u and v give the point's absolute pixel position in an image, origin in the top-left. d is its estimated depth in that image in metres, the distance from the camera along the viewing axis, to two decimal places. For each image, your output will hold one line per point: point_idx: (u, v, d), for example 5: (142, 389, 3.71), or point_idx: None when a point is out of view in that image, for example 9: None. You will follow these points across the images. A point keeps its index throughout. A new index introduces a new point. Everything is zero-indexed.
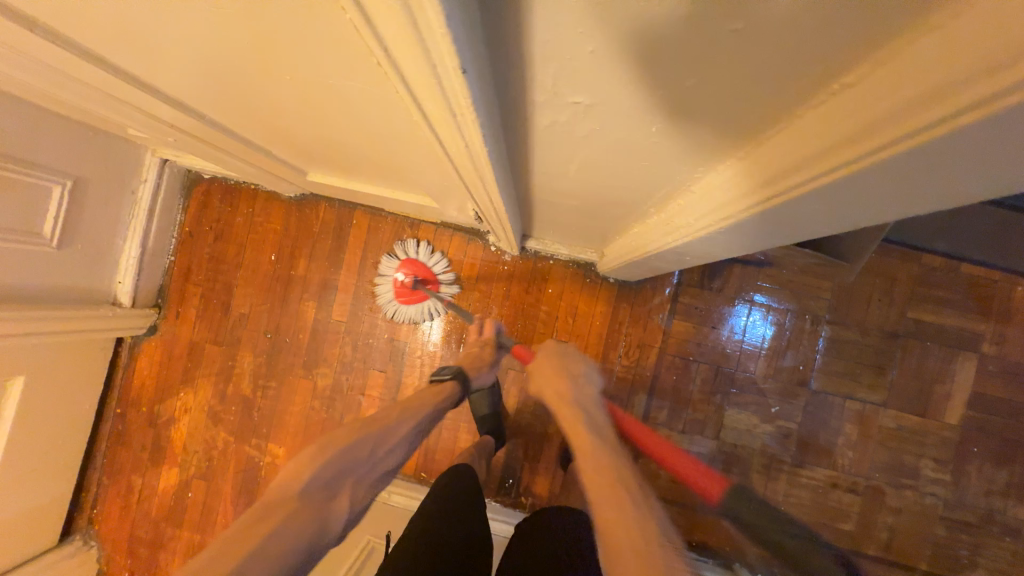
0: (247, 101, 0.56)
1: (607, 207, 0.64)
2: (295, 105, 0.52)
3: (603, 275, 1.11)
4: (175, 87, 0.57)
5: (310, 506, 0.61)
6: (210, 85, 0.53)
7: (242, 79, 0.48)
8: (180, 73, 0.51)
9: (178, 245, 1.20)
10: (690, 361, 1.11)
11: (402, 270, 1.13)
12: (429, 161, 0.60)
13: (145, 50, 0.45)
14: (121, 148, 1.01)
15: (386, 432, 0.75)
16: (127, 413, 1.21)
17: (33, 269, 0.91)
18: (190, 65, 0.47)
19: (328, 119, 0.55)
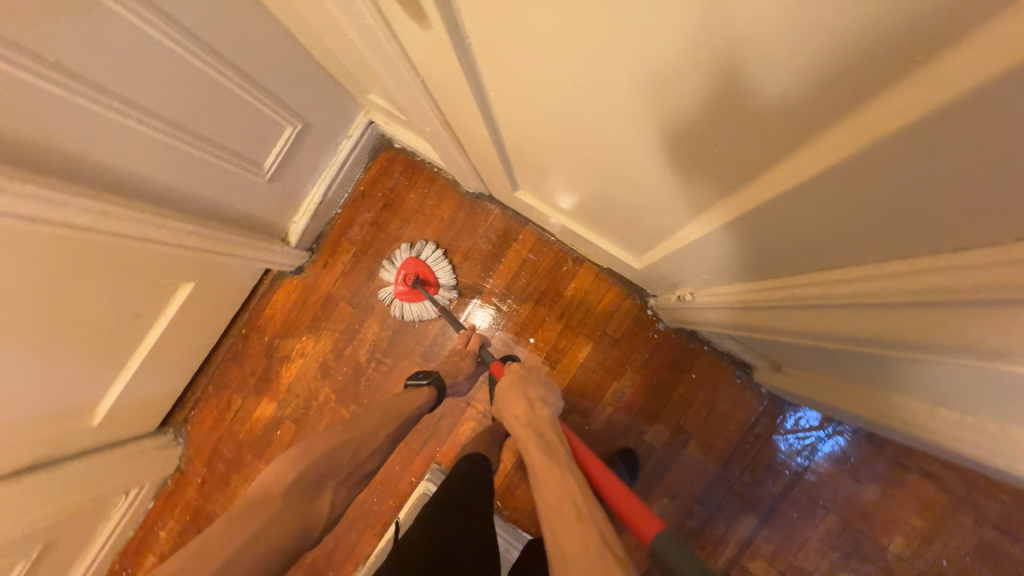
0: (602, 144, 0.52)
1: (848, 364, 0.65)
2: (672, 171, 0.48)
3: (755, 382, 1.03)
4: (523, 101, 0.53)
5: (298, 500, 0.68)
6: (581, 120, 0.49)
7: (660, 135, 0.43)
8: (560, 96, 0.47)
9: (348, 200, 1.23)
10: (819, 505, 1.01)
11: (404, 269, 1.16)
12: (743, 259, 0.56)
13: (590, 74, 0.41)
14: (346, 103, 1.04)
15: (368, 436, 0.80)
16: (250, 337, 1.26)
17: (242, 194, 0.95)
18: (613, 102, 0.43)
19: (692, 192, 0.50)
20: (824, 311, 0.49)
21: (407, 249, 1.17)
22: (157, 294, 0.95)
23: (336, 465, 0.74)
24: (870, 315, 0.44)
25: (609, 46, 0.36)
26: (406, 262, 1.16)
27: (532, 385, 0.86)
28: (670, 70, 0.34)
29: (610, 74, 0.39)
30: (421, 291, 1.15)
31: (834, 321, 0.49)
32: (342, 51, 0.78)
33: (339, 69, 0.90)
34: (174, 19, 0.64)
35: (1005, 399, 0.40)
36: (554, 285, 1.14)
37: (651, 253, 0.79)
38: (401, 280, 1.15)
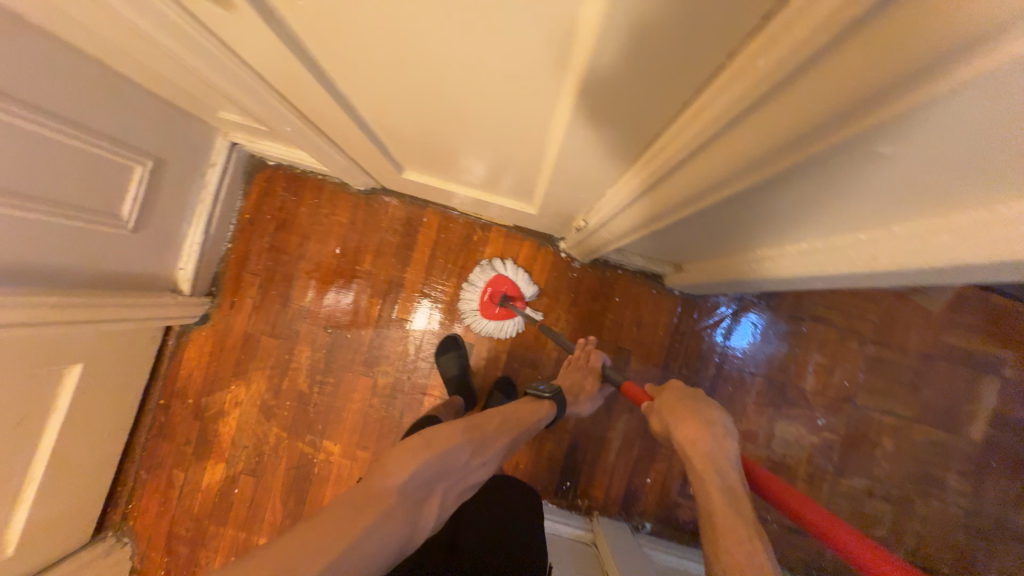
0: (439, 87, 0.54)
1: (711, 238, 0.75)
2: (503, 96, 0.52)
3: (669, 287, 1.15)
4: (354, 63, 0.54)
5: (407, 505, 0.61)
6: (411, 69, 0.51)
7: (477, 60, 0.46)
8: (384, 49, 0.49)
9: (236, 232, 1.16)
10: (747, 373, 1.17)
11: (490, 287, 1.14)
12: (598, 167, 0.62)
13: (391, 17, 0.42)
14: (198, 129, 0.97)
15: (483, 443, 0.76)
16: (171, 405, 1.16)
17: (108, 251, 0.87)
18: (425, 40, 0.45)
19: (530, 110, 0.54)
20: (656, 193, 0.57)
21: (493, 266, 1.15)
22: (40, 386, 0.84)
23: (450, 474, 0.69)
24: (674, 181, 0.51)
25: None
26: (492, 279, 1.14)
27: (692, 413, 0.68)
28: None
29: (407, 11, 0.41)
30: (510, 308, 1.13)
31: (663, 202, 0.57)
32: (167, 68, 0.72)
33: (176, 93, 0.84)
34: None
35: (798, 205, 0.50)
36: (472, 256, 1.17)
37: (538, 193, 0.85)
38: (487, 297, 1.14)
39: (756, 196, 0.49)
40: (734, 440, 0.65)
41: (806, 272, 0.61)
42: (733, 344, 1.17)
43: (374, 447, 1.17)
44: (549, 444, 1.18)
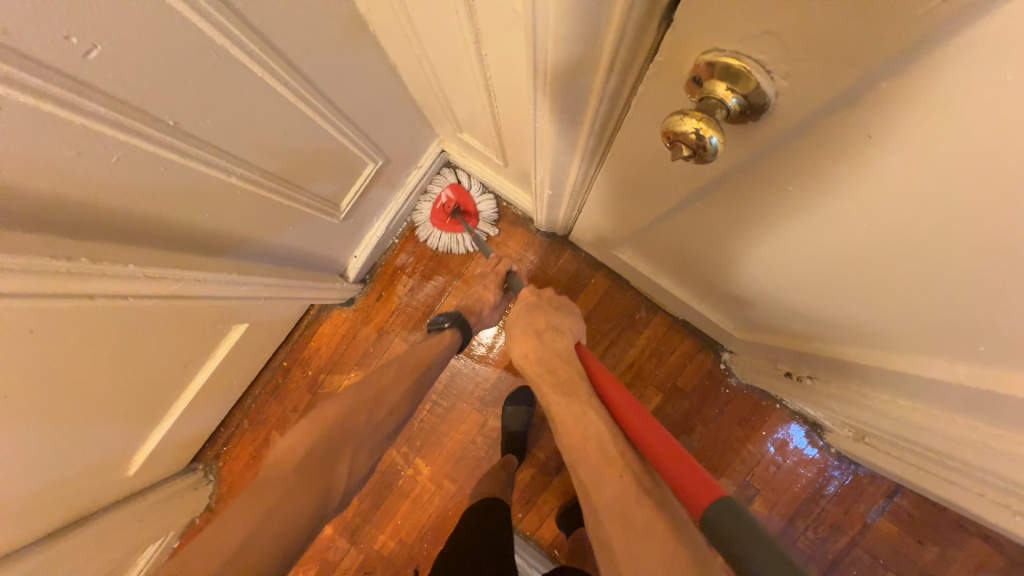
0: (790, 265, 0.47)
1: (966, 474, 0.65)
2: (903, 324, 0.43)
3: (828, 442, 1.04)
4: (731, 220, 0.46)
5: (313, 467, 0.58)
6: (809, 259, 0.43)
7: (936, 312, 0.37)
8: (806, 239, 0.40)
9: (406, 231, 1.15)
10: (878, 564, 1.04)
11: (446, 195, 1.08)
12: (925, 399, 0.52)
13: (889, 252, 0.34)
14: (424, 134, 0.96)
15: (381, 399, 0.70)
16: (291, 371, 1.18)
17: (317, 237, 0.86)
18: (893, 274, 0.36)
19: (911, 343, 0.45)
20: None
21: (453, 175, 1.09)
22: (210, 340, 0.84)
23: (356, 437, 0.64)
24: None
25: (970, 255, 0.29)
26: (449, 188, 1.08)
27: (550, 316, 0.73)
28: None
29: (930, 263, 0.32)
30: (461, 224, 1.09)
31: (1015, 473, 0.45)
32: (456, 89, 0.67)
33: (433, 103, 0.82)
34: (287, 60, 0.53)
35: None
36: (627, 334, 1.10)
37: (764, 332, 0.77)
38: (441, 205, 1.09)
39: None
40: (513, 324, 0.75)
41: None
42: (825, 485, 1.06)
43: (464, 485, 1.13)
44: None
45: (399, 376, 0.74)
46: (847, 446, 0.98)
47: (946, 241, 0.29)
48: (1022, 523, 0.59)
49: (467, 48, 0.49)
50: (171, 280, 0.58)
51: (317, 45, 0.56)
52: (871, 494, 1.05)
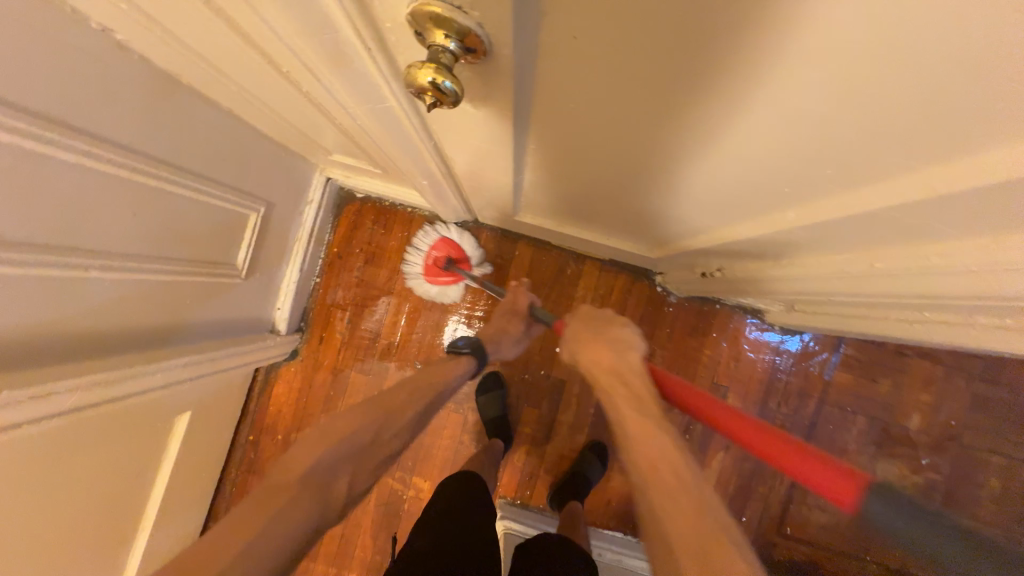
0: (631, 174, 0.51)
1: (863, 306, 0.72)
2: (736, 190, 0.47)
3: (770, 322, 1.12)
4: (566, 150, 0.48)
5: (316, 484, 0.59)
6: (640, 159, 0.46)
7: (741, 165, 0.41)
8: (623, 143, 0.43)
9: (324, 267, 1.13)
10: (848, 412, 1.13)
11: (435, 250, 1.05)
12: (795, 252, 0.57)
13: (679, 122, 0.37)
14: (300, 168, 0.95)
15: (391, 410, 0.72)
16: (260, 442, 1.14)
17: (225, 302, 0.84)
18: (697, 141, 0.39)
19: (750, 206, 0.49)
20: (867, 279, 0.51)
21: (440, 229, 1.07)
22: (154, 441, 0.81)
23: (366, 452, 0.67)
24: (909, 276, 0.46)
25: (723, 96, 0.32)
26: (437, 244, 1.06)
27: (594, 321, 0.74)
28: (797, 118, 0.31)
29: (709, 117, 0.35)
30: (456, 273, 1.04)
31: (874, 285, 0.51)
32: (297, 114, 0.67)
33: (290, 136, 0.81)
34: (102, 135, 0.52)
35: None
36: (566, 291, 1.14)
37: (668, 244, 0.82)
38: (431, 262, 1.05)
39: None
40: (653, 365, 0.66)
41: (993, 348, 0.58)
42: (781, 361, 1.14)
43: None
44: None
45: (418, 392, 0.77)
46: (785, 320, 1.05)
47: (703, 93, 0.32)
48: (918, 326, 0.66)
49: (272, 72, 0.49)
50: (70, 393, 0.56)
51: (129, 111, 0.54)
52: (820, 353, 1.14)
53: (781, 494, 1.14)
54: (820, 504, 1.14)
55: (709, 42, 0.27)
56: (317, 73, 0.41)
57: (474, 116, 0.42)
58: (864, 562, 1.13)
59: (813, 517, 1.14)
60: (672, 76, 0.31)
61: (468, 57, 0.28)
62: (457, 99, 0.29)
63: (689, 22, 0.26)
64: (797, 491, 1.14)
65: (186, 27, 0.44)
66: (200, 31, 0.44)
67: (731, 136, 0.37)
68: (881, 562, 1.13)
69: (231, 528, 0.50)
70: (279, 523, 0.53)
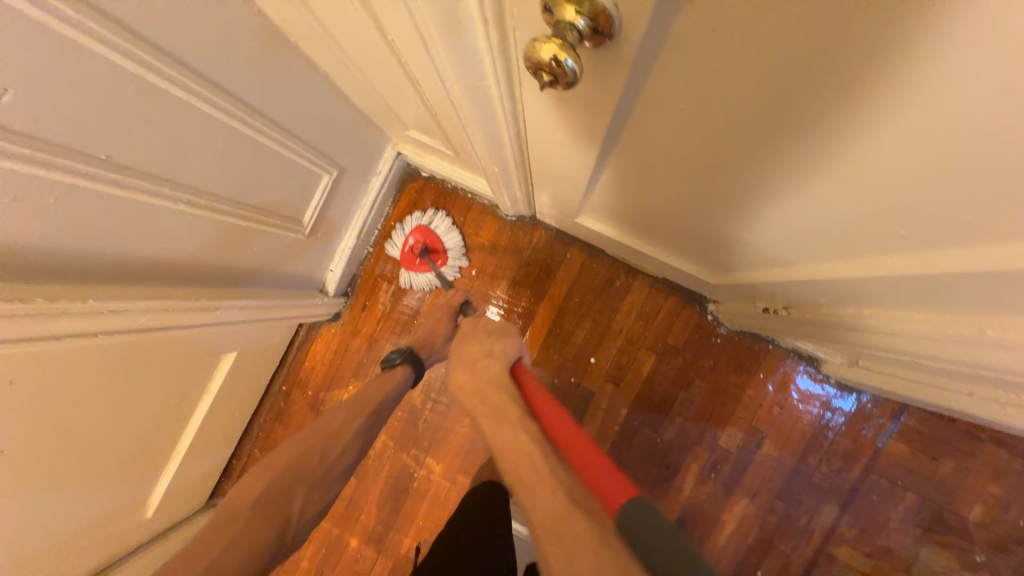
0: (719, 191, 0.48)
1: (949, 375, 0.65)
2: (841, 225, 0.43)
3: (826, 374, 1.04)
4: (658, 155, 0.46)
5: (266, 512, 0.68)
6: (740, 177, 0.43)
7: (858, 198, 0.37)
8: (726, 157, 0.40)
9: (379, 237, 1.16)
10: (897, 486, 1.04)
11: (412, 237, 1.12)
12: (886, 301, 0.52)
13: (802, 141, 0.34)
14: (376, 139, 0.97)
15: (333, 436, 0.78)
16: (292, 393, 1.19)
17: (286, 255, 0.88)
18: (815, 166, 0.36)
19: (849, 244, 0.45)
20: (971, 346, 0.46)
21: (419, 218, 1.12)
22: (202, 373, 0.86)
23: (314, 474, 0.74)
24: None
25: (863, 120, 0.29)
26: (413, 232, 1.12)
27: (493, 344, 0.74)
28: (952, 158, 0.28)
29: (841, 140, 0.32)
30: (429, 261, 1.11)
31: (979, 355, 0.45)
32: (387, 85, 0.69)
33: (375, 107, 0.83)
34: (210, 79, 0.55)
35: None
36: (610, 302, 1.11)
37: (734, 271, 0.78)
38: (409, 248, 1.12)
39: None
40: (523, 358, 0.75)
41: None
42: (830, 417, 1.06)
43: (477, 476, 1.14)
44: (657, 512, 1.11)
45: (348, 415, 0.81)
46: (844, 375, 0.98)
47: (844, 112, 0.29)
48: (1013, 411, 0.59)
49: (378, 38, 0.49)
50: (142, 315, 0.61)
51: (238, 61, 0.57)
52: (877, 417, 1.04)
53: (804, 557, 1.07)
54: None
55: (874, 55, 0.24)
56: (425, 43, 0.41)
57: (576, 107, 0.41)
58: None
59: None
60: (813, 89, 0.28)
61: (594, 40, 0.27)
62: (572, 82, 0.28)
63: (856, 27, 0.23)
64: (822, 558, 1.06)
65: None
66: None
67: (861, 164, 0.33)
68: None
69: (184, 562, 0.59)
70: (219, 558, 0.60)
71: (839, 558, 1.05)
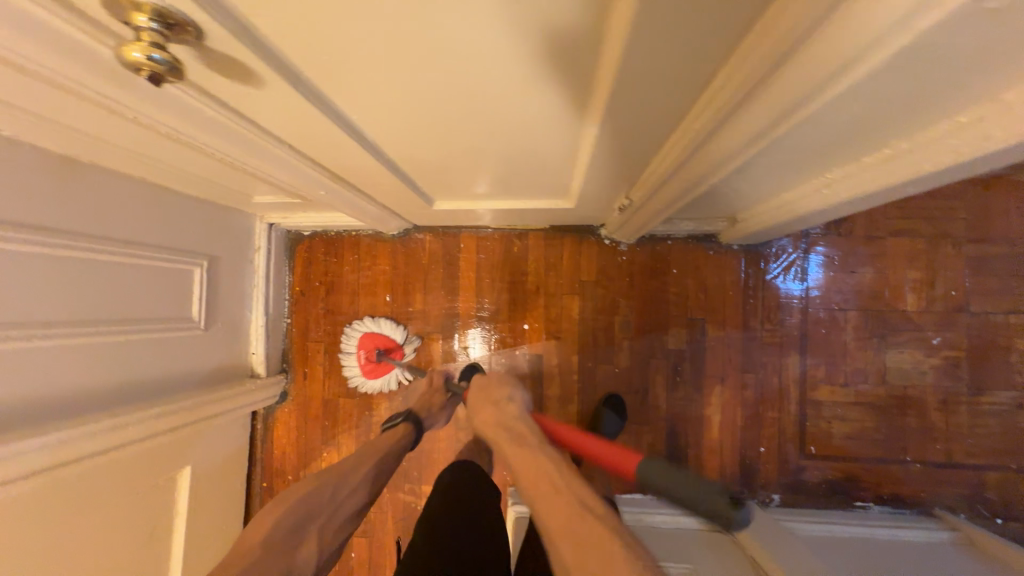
0: (451, 120, 0.53)
1: (771, 180, 0.71)
2: (546, 95, 0.47)
3: (727, 243, 1.09)
4: (384, 110, 0.51)
5: (277, 552, 0.65)
6: (447, 98, 0.47)
7: (519, 66, 0.42)
8: (410, 88, 0.45)
9: (291, 306, 1.20)
10: (836, 311, 1.08)
11: (363, 346, 1.14)
12: (650, 145, 0.58)
13: (433, 44, 0.38)
14: (238, 220, 1.02)
15: (345, 474, 0.79)
16: (274, 485, 1.19)
17: (188, 355, 0.91)
18: (467, 59, 0.40)
19: (566, 109, 0.51)
20: (711, 151, 0.51)
21: (368, 324, 1.16)
22: (158, 499, 0.86)
23: (324, 514, 0.73)
24: (727, 126, 0.45)
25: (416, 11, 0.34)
26: (361, 340, 1.15)
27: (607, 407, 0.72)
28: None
29: (446, 35, 0.37)
30: (388, 361, 1.13)
31: (721, 151, 0.51)
32: (198, 167, 0.73)
33: (211, 193, 0.88)
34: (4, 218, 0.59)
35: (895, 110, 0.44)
36: (517, 268, 1.16)
37: (572, 187, 0.83)
38: (366, 359, 1.14)
39: (861, 109, 0.43)
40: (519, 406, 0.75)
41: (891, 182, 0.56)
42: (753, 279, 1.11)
43: None
44: (648, 436, 1.13)
45: (355, 463, 0.81)
46: (736, 237, 1.03)
47: (420, 10, 0.34)
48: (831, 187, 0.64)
49: (138, 129, 0.54)
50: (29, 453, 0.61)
51: (30, 195, 0.61)
52: (791, 259, 1.09)
53: (793, 414, 1.09)
54: (839, 415, 1.07)
55: None
56: (128, 103, 0.46)
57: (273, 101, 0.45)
58: (905, 465, 1.05)
59: (835, 429, 1.07)
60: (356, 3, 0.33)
61: (178, 30, 0.33)
62: (177, 68, 0.34)
63: None
64: (808, 407, 1.08)
65: (36, 105, 0.50)
66: (54, 105, 0.50)
67: (471, 41, 0.38)
68: (925, 462, 1.05)
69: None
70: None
71: (823, 399, 1.08)
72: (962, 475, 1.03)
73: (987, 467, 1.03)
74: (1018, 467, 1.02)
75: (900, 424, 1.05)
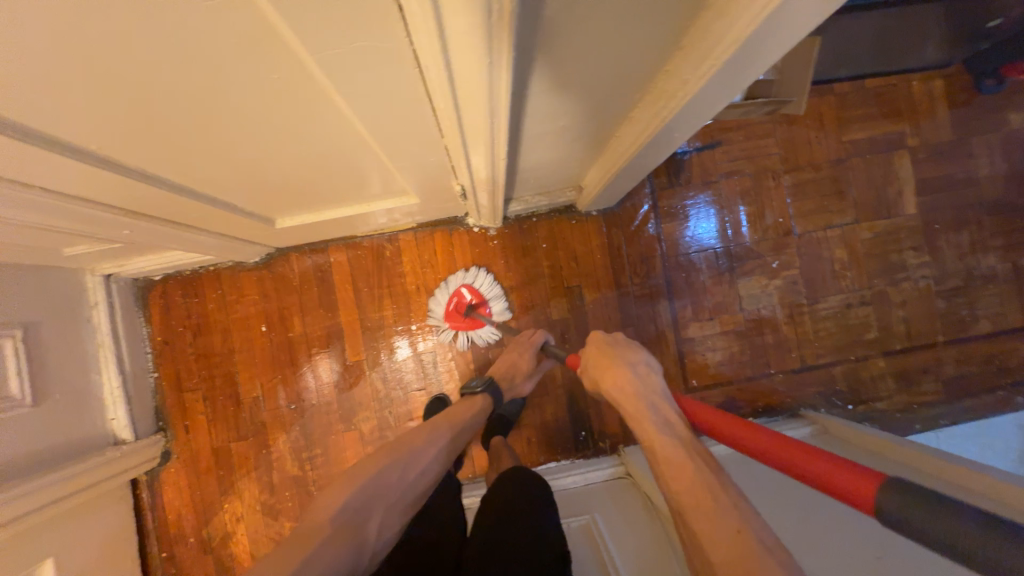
0: (210, 137, 0.52)
1: (577, 138, 0.76)
2: (284, 104, 0.47)
3: (585, 210, 1.16)
4: (118, 136, 0.47)
5: (344, 532, 0.60)
6: (179, 118, 0.46)
7: (224, 77, 0.41)
8: (128, 113, 0.43)
9: (156, 359, 1.11)
10: (691, 255, 1.18)
11: (456, 295, 1.12)
12: (431, 132, 0.59)
13: (109, 73, 0.37)
14: (58, 278, 0.92)
15: (411, 454, 0.75)
16: (175, 553, 1.10)
17: (18, 437, 0.81)
18: (163, 79, 0.39)
19: (321, 113, 0.51)
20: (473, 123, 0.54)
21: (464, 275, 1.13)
22: None
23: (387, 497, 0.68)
24: (465, 98, 0.48)
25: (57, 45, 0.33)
26: (461, 291, 1.12)
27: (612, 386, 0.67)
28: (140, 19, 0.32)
29: (114, 63, 0.36)
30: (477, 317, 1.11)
31: (481, 123, 0.53)
32: None
33: (7, 257, 0.78)
34: None
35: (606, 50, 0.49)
36: (393, 271, 1.15)
37: (406, 185, 0.84)
38: (453, 307, 1.12)
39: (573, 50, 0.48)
40: (656, 372, 0.66)
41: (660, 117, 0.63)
42: (616, 240, 1.18)
43: None
44: (551, 406, 1.17)
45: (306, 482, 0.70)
46: (588, 202, 1.09)
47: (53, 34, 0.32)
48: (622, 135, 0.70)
49: None
50: None
51: None
52: (644, 215, 1.18)
53: (673, 355, 1.18)
54: (711, 347, 1.18)
55: None
56: None
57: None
58: (772, 378, 1.18)
59: (710, 360, 1.18)
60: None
61: None
62: None
63: None
64: (684, 345, 1.18)
65: None
66: None
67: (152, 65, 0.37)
68: (786, 371, 1.18)
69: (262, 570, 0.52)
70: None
71: (695, 336, 1.18)
72: (818, 375, 1.18)
73: (835, 363, 1.18)
74: (857, 357, 1.18)
75: (761, 343, 1.18)
